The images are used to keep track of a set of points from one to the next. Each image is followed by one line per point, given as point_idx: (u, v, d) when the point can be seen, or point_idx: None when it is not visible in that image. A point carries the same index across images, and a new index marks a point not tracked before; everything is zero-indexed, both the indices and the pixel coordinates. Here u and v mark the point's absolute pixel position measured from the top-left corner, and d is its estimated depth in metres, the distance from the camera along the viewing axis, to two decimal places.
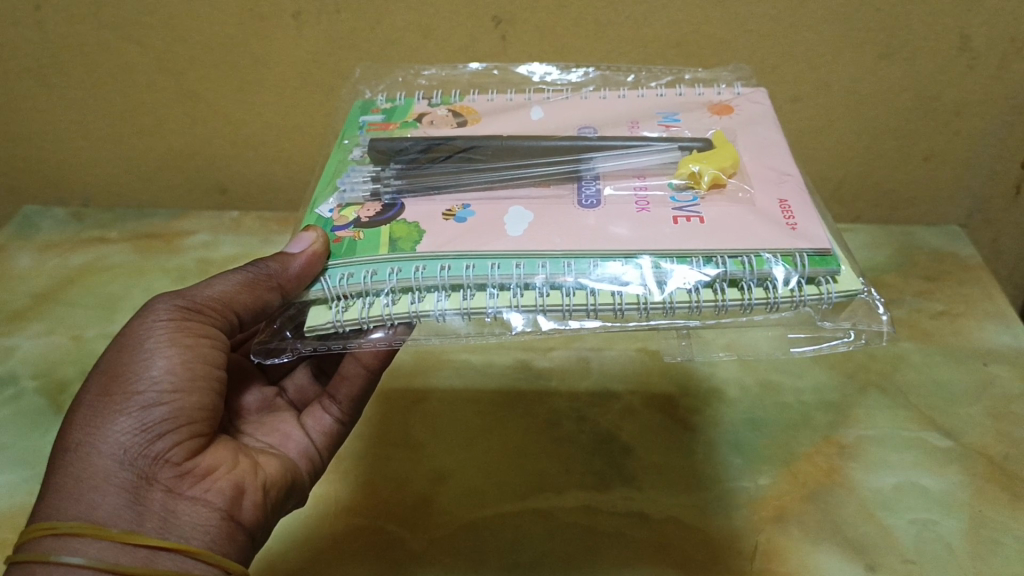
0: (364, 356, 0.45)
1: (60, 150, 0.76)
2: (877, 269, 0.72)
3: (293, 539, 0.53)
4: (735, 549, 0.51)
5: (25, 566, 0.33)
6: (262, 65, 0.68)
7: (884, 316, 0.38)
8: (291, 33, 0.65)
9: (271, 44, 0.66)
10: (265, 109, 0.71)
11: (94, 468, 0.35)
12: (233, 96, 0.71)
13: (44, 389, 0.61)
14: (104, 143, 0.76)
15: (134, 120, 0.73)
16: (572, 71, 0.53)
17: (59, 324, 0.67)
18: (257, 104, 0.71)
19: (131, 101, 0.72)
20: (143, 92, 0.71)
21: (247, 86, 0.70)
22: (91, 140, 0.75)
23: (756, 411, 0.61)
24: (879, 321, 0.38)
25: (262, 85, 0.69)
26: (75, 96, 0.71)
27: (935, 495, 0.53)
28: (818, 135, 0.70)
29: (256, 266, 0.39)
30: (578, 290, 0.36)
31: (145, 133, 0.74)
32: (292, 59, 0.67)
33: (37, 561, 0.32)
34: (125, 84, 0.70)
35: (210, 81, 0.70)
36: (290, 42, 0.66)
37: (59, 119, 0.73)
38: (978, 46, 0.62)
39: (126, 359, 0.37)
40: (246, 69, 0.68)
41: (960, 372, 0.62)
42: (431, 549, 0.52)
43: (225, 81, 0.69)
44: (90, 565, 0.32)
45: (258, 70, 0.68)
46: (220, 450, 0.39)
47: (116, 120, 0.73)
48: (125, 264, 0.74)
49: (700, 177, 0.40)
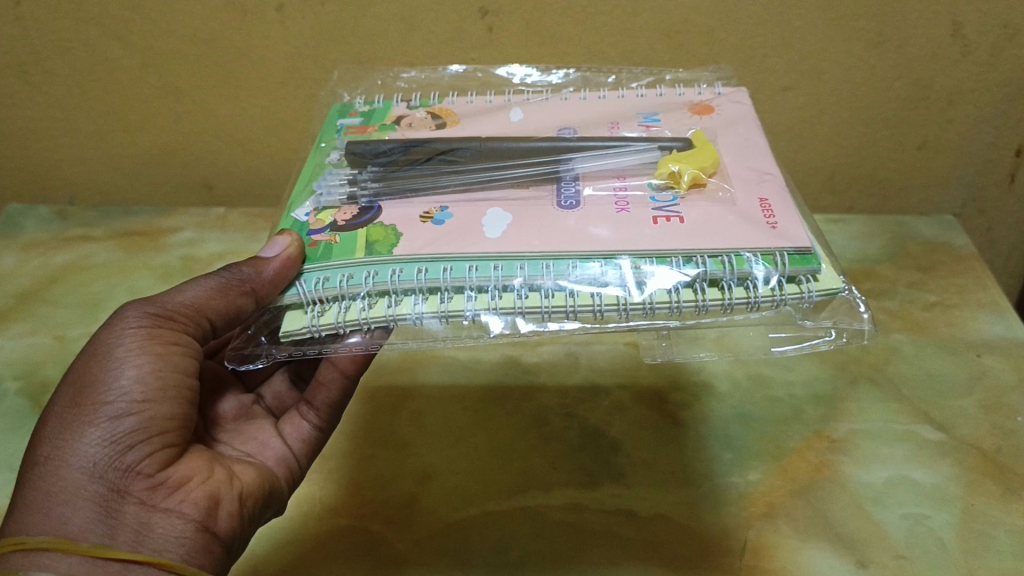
0: (340, 360, 0.45)
1: (43, 148, 0.76)
2: (870, 260, 0.71)
3: (277, 540, 0.52)
4: (723, 547, 0.51)
5: None
6: (247, 60, 0.67)
7: (864, 312, 0.38)
8: (275, 27, 0.64)
9: (253, 38, 0.65)
10: (250, 104, 0.71)
11: (64, 481, 0.34)
12: (218, 91, 0.70)
13: (26, 390, 0.60)
14: (87, 140, 0.75)
15: (117, 116, 0.73)
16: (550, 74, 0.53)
17: (42, 324, 0.66)
18: (242, 99, 0.70)
19: (115, 97, 0.71)
20: (126, 87, 0.70)
21: (231, 81, 0.69)
22: (74, 137, 0.75)
23: (746, 406, 0.60)
24: (858, 320, 0.37)
25: (246, 80, 0.69)
26: (56, 93, 0.71)
27: (926, 489, 0.53)
28: (807, 126, 0.69)
29: (229, 271, 0.38)
30: (557, 291, 0.36)
31: (129, 129, 0.74)
32: (277, 53, 0.66)
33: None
34: (106, 80, 0.70)
35: (193, 77, 0.69)
36: (274, 37, 0.65)
37: (41, 118, 0.73)
38: (969, 33, 0.62)
39: (95, 369, 0.36)
40: (230, 65, 0.68)
41: (952, 364, 0.61)
42: (415, 549, 0.51)
43: (209, 76, 0.69)
44: None
45: (243, 66, 0.67)
46: (194, 460, 0.38)
47: (99, 117, 0.73)
48: (109, 262, 0.73)
49: (680, 178, 0.40)
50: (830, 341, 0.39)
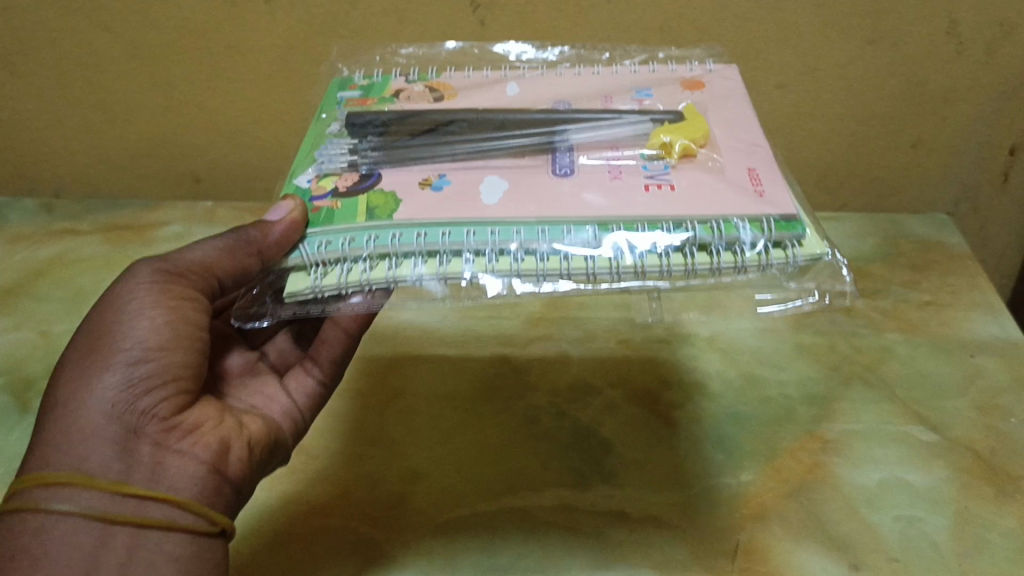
0: (342, 320, 0.47)
1: (31, 140, 0.75)
2: (863, 259, 0.71)
3: (264, 540, 0.51)
4: (713, 548, 0.50)
5: (18, 513, 0.35)
6: (236, 53, 0.66)
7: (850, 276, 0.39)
8: (264, 18, 0.64)
9: (243, 30, 0.65)
10: (241, 98, 0.70)
11: (85, 422, 0.37)
12: (207, 84, 0.69)
13: (8, 385, 0.60)
14: (76, 132, 0.74)
15: (106, 108, 0.72)
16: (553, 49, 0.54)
17: (26, 318, 0.66)
18: (233, 92, 0.70)
19: (104, 89, 0.70)
20: (115, 78, 0.69)
21: (221, 74, 0.68)
22: (62, 129, 0.74)
23: (738, 405, 0.59)
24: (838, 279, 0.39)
25: (236, 73, 0.68)
26: (45, 84, 0.70)
27: (920, 491, 0.52)
28: (800, 124, 0.69)
29: (236, 233, 0.41)
30: (552, 255, 0.35)
31: (119, 121, 0.73)
32: (267, 44, 0.66)
33: (30, 509, 0.35)
34: (99, 71, 0.69)
35: (182, 71, 0.68)
36: (263, 29, 0.65)
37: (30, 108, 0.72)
38: (964, 31, 0.62)
39: (112, 320, 0.39)
40: (221, 57, 0.67)
41: (946, 365, 0.61)
42: (403, 548, 0.50)
43: (199, 70, 0.68)
44: (79, 512, 0.35)
45: (233, 59, 0.67)
46: (205, 409, 0.41)
47: (86, 108, 0.72)
48: (95, 255, 0.72)
49: (671, 147, 0.40)
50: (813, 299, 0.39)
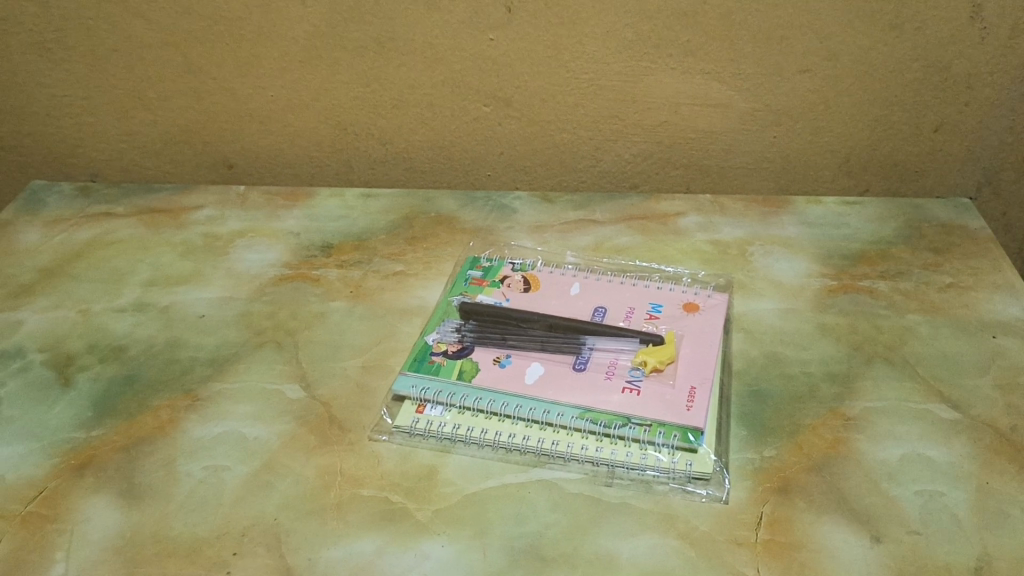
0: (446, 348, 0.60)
1: (81, 123, 0.78)
2: (885, 242, 0.71)
3: (291, 506, 0.51)
4: (737, 518, 0.50)
5: None
6: (283, 36, 0.70)
7: (713, 458, 0.53)
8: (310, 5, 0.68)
9: (288, 16, 0.69)
10: (285, 82, 0.73)
11: None
12: (253, 70, 0.73)
13: (51, 361, 0.62)
14: (123, 115, 0.77)
15: (154, 92, 0.75)
16: (643, 334, 0.60)
17: (66, 297, 0.68)
18: (277, 77, 0.73)
19: (157, 75, 0.74)
20: (167, 63, 0.73)
21: (266, 56, 0.71)
22: (111, 112, 0.77)
23: (761, 382, 0.59)
24: (694, 449, 0.53)
25: (283, 59, 0.71)
26: (103, 66, 0.74)
27: (942, 467, 0.53)
28: (823, 108, 0.71)
29: None
30: None
31: (165, 105, 0.76)
32: (314, 25, 0.69)
33: None
34: (150, 52, 0.72)
35: (231, 57, 0.72)
36: (308, 15, 0.69)
37: (85, 92, 0.76)
38: (988, 15, 0.64)
39: None
40: (268, 39, 0.70)
41: (968, 345, 0.62)
42: (436, 519, 0.50)
43: (248, 54, 0.72)
44: None
45: (280, 41, 0.70)
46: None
47: (137, 92, 0.75)
48: (132, 238, 0.74)
49: None
50: (666, 461, 0.53)
